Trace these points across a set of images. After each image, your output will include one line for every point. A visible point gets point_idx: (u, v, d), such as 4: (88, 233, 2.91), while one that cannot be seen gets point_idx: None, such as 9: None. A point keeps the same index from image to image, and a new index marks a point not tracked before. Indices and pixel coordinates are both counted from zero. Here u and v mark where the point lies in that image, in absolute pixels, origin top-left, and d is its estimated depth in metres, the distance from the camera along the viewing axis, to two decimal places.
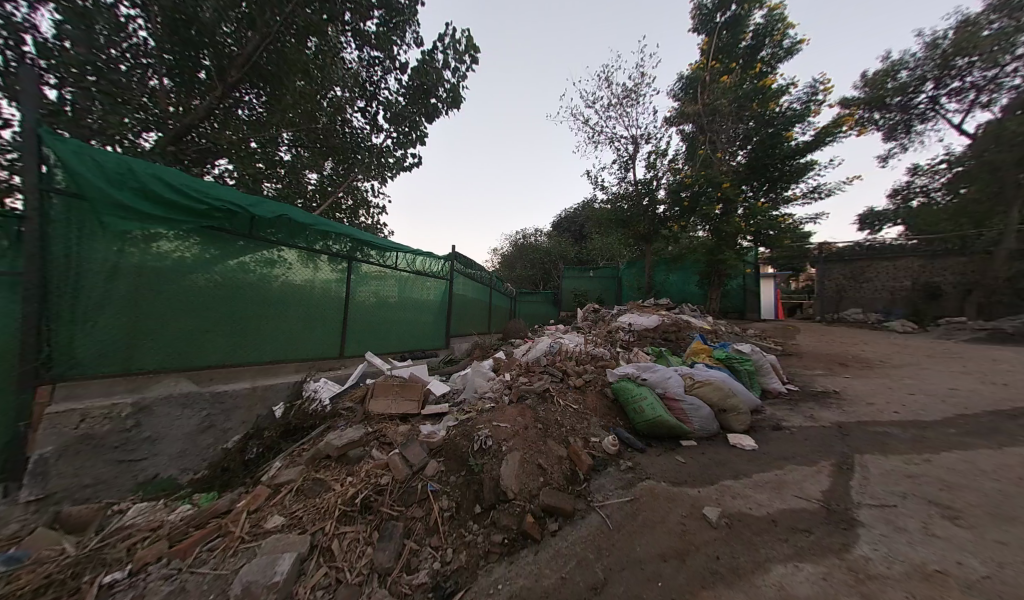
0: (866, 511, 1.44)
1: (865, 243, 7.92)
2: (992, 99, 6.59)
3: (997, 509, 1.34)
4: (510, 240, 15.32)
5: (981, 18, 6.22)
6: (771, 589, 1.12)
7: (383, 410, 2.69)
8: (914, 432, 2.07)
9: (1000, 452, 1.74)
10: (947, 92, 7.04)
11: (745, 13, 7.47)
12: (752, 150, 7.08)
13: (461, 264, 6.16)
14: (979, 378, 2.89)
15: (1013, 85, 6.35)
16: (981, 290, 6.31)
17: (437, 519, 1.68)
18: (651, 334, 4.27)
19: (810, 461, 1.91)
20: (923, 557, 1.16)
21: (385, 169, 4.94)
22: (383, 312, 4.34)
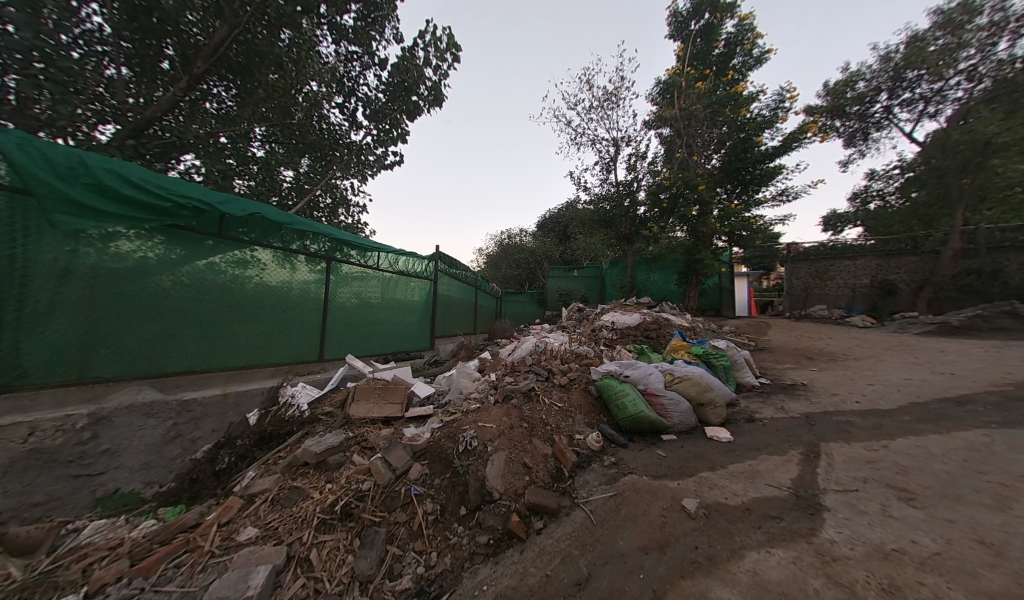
0: (831, 496, 1.53)
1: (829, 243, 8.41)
2: (939, 110, 7.13)
3: (944, 489, 1.46)
4: (495, 240, 15.33)
5: (928, 35, 6.73)
6: (745, 575, 1.17)
7: (365, 413, 2.62)
8: (873, 420, 2.22)
9: (948, 436, 1.89)
10: (899, 102, 7.57)
11: (717, 22, 7.77)
12: (726, 153, 7.37)
13: (446, 264, 6.09)
14: (930, 368, 3.13)
15: (955, 97, 6.90)
16: (931, 287, 6.83)
17: (421, 523, 1.65)
18: (633, 331, 4.38)
19: (781, 450, 2.02)
20: (881, 538, 1.25)
21: (365, 167, 4.83)
22: (365, 313, 4.23)
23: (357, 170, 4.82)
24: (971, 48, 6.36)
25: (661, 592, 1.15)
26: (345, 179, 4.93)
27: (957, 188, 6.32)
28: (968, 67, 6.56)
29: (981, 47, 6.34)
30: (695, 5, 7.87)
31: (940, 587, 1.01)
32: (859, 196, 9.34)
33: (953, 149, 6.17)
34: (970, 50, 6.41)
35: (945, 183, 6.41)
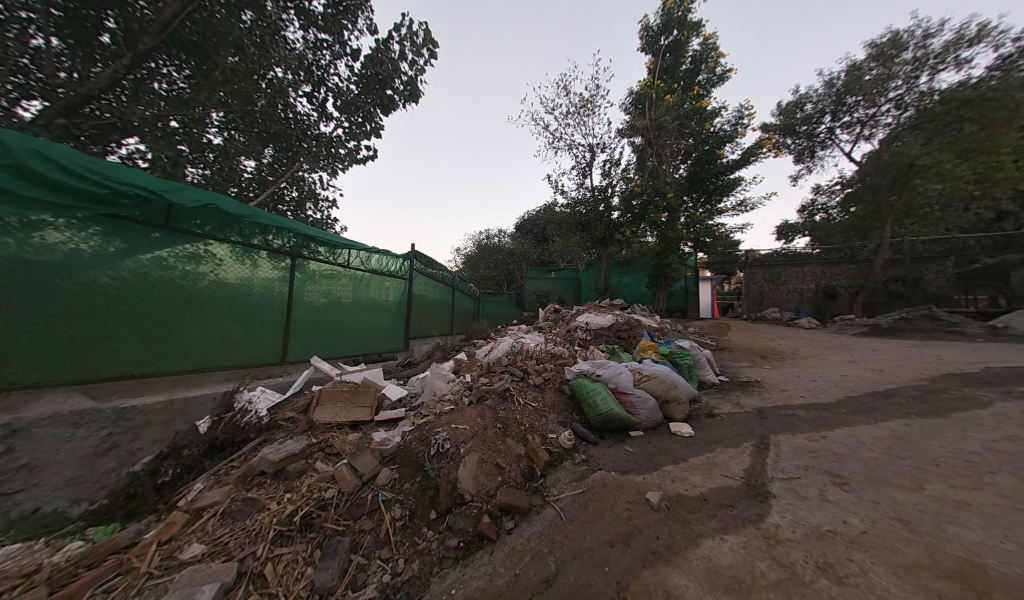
0: (777, 484, 1.66)
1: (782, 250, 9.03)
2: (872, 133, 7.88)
3: (871, 473, 1.64)
4: (473, 240, 15.25)
5: (865, 65, 7.50)
6: (701, 561, 1.24)
7: (331, 418, 2.51)
8: (815, 413, 2.45)
9: (875, 426, 2.12)
10: (840, 125, 8.34)
11: (684, 39, 8.21)
12: (692, 164, 7.79)
13: (422, 264, 5.96)
14: (863, 365, 3.50)
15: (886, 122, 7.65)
16: (865, 292, 7.63)
17: (388, 530, 1.60)
18: (606, 332, 4.51)
19: (736, 443, 2.16)
20: (818, 520, 1.38)
21: (337, 161, 4.63)
22: (334, 313, 4.05)
23: (327, 163, 4.61)
24: (899, 80, 7.17)
25: (624, 583, 1.20)
26: (313, 172, 4.69)
27: (886, 205, 7.12)
28: (897, 96, 7.38)
29: (906, 79, 7.17)
30: (665, 21, 8.27)
31: (864, 562, 1.13)
32: (806, 207, 10.22)
33: (883, 170, 6.92)
34: (897, 82, 7.23)
35: (877, 200, 7.19)
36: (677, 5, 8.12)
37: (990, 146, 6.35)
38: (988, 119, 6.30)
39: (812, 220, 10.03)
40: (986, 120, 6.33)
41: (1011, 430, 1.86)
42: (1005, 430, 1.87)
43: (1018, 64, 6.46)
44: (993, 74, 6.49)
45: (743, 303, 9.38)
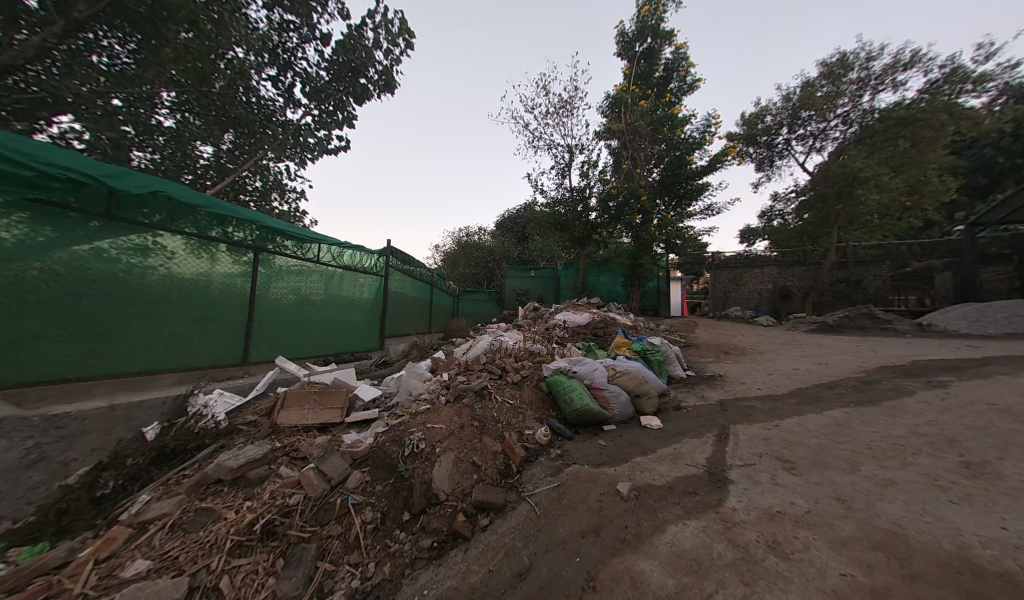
0: (735, 470, 1.78)
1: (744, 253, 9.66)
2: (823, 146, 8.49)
3: (816, 458, 1.79)
4: (453, 238, 15.05)
5: (818, 82, 8.11)
6: (665, 546, 1.31)
7: (298, 421, 2.40)
8: (769, 403, 2.65)
9: (820, 414, 2.33)
10: (796, 137, 8.95)
11: (657, 47, 8.50)
12: (664, 169, 8.11)
13: (398, 260, 5.80)
14: (812, 359, 3.82)
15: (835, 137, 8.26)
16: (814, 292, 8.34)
17: (358, 534, 1.56)
18: (583, 330, 4.61)
19: (700, 433, 2.30)
20: (770, 502, 1.49)
21: (306, 150, 4.39)
22: (303, 311, 3.86)
23: (295, 153, 4.36)
24: (846, 98, 7.83)
25: (594, 571, 1.24)
26: (278, 160, 4.42)
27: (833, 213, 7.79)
28: (844, 113, 8.02)
29: (852, 98, 7.84)
30: (640, 28, 8.52)
31: (807, 538, 1.24)
32: (766, 213, 10.78)
33: (831, 180, 7.57)
34: (844, 100, 7.91)
35: (825, 208, 7.86)
36: (650, 13, 8.40)
37: (920, 162, 7.11)
38: (917, 138, 7.05)
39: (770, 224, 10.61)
40: (915, 138, 7.08)
41: (929, 415, 2.10)
42: (925, 415, 2.11)
43: (943, 90, 7.26)
44: (922, 97, 7.24)
45: (710, 302, 9.93)
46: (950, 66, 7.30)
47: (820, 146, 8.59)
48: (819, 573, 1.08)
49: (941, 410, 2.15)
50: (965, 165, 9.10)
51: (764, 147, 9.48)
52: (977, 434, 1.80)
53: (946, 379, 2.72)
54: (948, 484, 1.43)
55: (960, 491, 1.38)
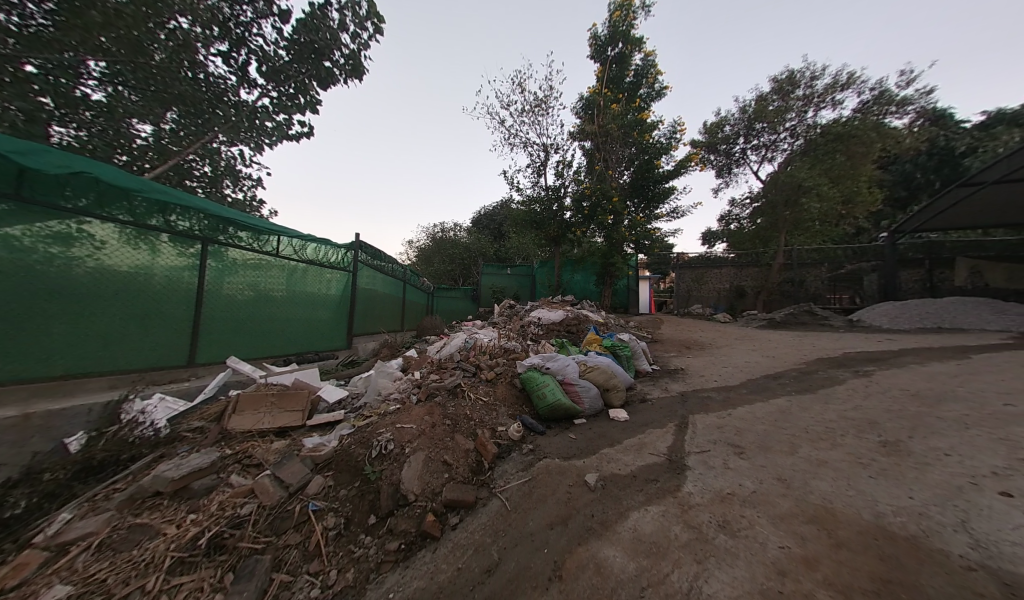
0: (693, 457, 1.90)
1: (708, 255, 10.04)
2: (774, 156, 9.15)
3: (762, 442, 1.96)
4: (427, 233, 14.70)
5: (771, 96, 8.78)
6: (627, 532, 1.38)
7: (253, 426, 2.23)
8: (724, 393, 2.87)
9: (767, 402, 2.55)
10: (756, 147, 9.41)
11: (628, 53, 8.78)
12: (634, 172, 8.41)
13: (368, 255, 5.56)
14: (761, 353, 4.18)
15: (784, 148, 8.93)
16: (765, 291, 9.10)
17: (319, 541, 1.49)
18: (557, 327, 4.69)
19: (662, 423, 2.43)
20: (722, 485, 1.61)
21: (264, 135, 4.05)
22: (262, 308, 3.61)
23: (250, 136, 3.93)
24: (793, 113, 8.56)
25: (560, 561, 1.27)
26: (231, 144, 4.06)
27: (782, 219, 8.52)
28: (791, 126, 8.72)
29: (798, 113, 8.57)
30: (611, 33, 8.76)
31: (752, 516, 1.36)
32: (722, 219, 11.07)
33: (780, 188, 8.27)
34: (791, 115, 8.64)
35: (775, 214, 8.57)
36: (621, 19, 8.64)
37: (853, 175, 7.95)
38: (852, 152, 7.86)
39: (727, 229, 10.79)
40: (850, 153, 7.91)
41: (856, 400, 2.37)
42: (852, 401, 2.38)
43: (872, 110, 8.14)
44: (856, 115, 8.07)
45: (674, 299, 10.48)
46: (878, 90, 8.20)
47: (771, 156, 9.23)
48: (762, 547, 1.19)
49: (865, 396, 2.44)
50: (889, 179, 10.32)
51: (723, 155, 10.06)
52: (892, 416, 2.06)
53: (870, 369, 3.09)
54: (869, 461, 1.63)
55: (877, 467, 1.57)
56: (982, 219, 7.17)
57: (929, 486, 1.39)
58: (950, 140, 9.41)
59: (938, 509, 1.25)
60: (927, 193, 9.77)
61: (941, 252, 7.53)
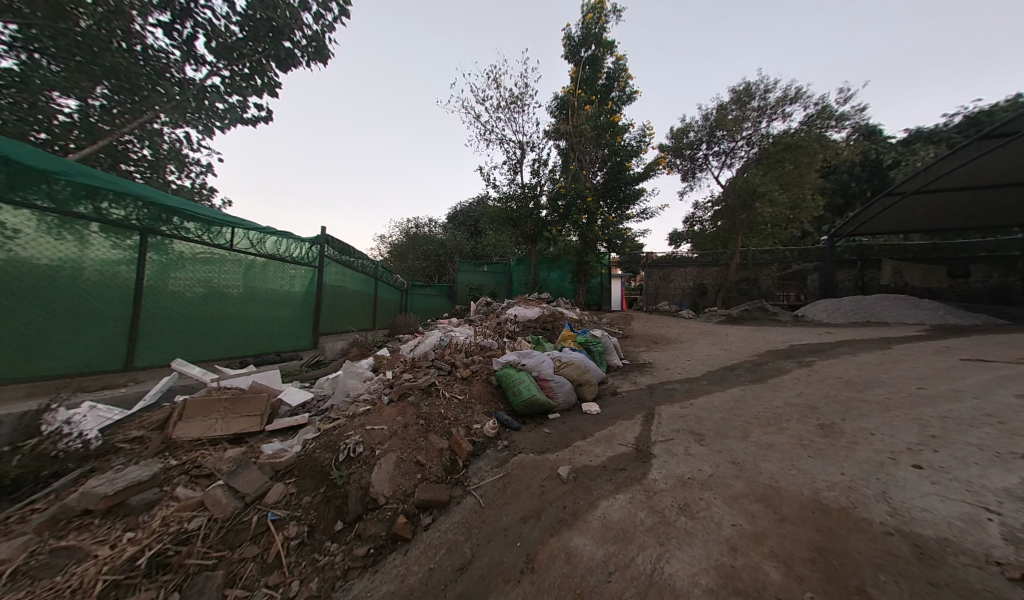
0: (658, 446, 2.01)
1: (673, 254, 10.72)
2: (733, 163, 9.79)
3: (720, 429, 2.11)
4: (401, 229, 14.23)
5: (730, 106, 9.37)
6: (596, 520, 1.43)
7: (202, 433, 2.05)
8: (687, 384, 3.05)
9: (725, 392, 2.75)
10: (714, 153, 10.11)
11: (600, 55, 8.99)
12: (607, 172, 8.64)
13: (336, 250, 5.28)
14: (720, 346, 4.49)
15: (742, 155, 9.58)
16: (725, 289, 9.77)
17: (279, 551, 1.40)
18: (533, 324, 4.75)
19: (631, 415, 2.54)
20: (683, 470, 1.71)
21: (214, 117, 3.71)
22: (215, 306, 3.33)
23: (199, 118, 3.64)
24: (749, 124, 9.22)
25: (533, 553, 1.30)
26: (175, 126, 3.68)
27: (740, 222, 9.15)
28: (748, 135, 9.37)
29: (754, 123, 9.23)
30: (584, 35, 8.92)
31: (710, 498, 1.46)
32: (686, 220, 11.12)
33: (738, 193, 8.88)
34: (747, 124, 9.29)
35: (734, 217, 9.20)
36: (594, 22, 8.81)
37: (801, 183, 8.71)
38: (799, 162, 8.61)
39: (691, 230, 11.27)
40: (797, 162, 8.66)
41: (799, 388, 2.62)
42: (796, 388, 2.63)
43: (816, 124, 8.95)
44: (802, 128, 8.82)
45: (644, 297, 10.79)
46: (820, 105, 9.01)
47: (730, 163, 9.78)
48: (717, 526, 1.28)
49: (807, 384, 2.70)
50: (830, 188, 11.43)
51: (687, 160, 10.49)
52: (829, 401, 2.30)
53: (811, 359, 3.43)
54: (809, 442, 1.81)
55: (816, 447, 1.75)
56: (902, 226, 8.17)
57: (857, 462, 1.56)
58: (879, 154, 10.59)
59: (864, 482, 1.41)
60: (860, 201, 10.95)
61: (871, 255, 8.48)
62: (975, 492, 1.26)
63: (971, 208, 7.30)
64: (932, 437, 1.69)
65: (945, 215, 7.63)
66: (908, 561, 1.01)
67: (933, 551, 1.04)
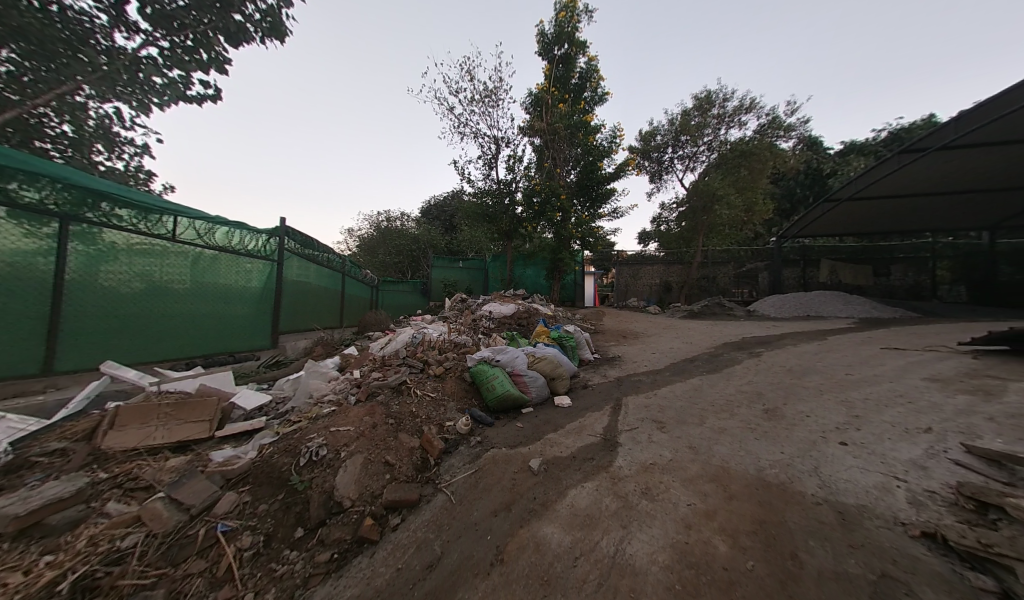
0: (624, 435, 2.10)
1: (641, 253, 11.17)
2: (696, 167, 10.36)
3: (680, 416, 2.26)
4: (371, 222, 13.62)
5: (694, 112, 9.89)
6: (565, 508, 1.47)
7: (139, 442, 1.86)
8: (652, 376, 3.22)
9: (686, 382, 2.94)
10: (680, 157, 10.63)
11: (573, 55, 9.10)
12: (579, 171, 8.80)
13: (298, 243, 4.95)
14: (683, 339, 4.78)
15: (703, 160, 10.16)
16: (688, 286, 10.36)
17: (231, 564, 1.31)
18: (508, 320, 4.77)
19: (600, 406, 2.64)
20: (646, 456, 1.81)
21: (150, 92, 3.33)
22: (157, 303, 3.03)
23: (131, 93, 3.22)
24: (710, 130, 9.80)
25: (502, 545, 1.31)
26: (103, 101, 3.27)
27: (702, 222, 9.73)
28: (709, 141, 9.94)
29: (714, 130, 9.82)
30: (557, 33, 8.99)
31: (669, 481, 1.55)
32: (654, 220, 11.60)
33: (700, 195, 9.41)
34: (708, 131, 9.86)
35: (697, 218, 9.76)
36: (566, 20, 8.88)
37: (755, 188, 9.41)
38: (753, 168, 9.29)
39: (658, 230, 11.78)
40: (751, 169, 9.33)
41: (749, 376, 2.86)
42: (747, 377, 2.86)
43: (767, 133, 9.69)
44: (756, 136, 9.50)
45: (615, 293, 11.17)
46: (771, 116, 9.76)
47: (693, 166, 10.31)
48: (675, 506, 1.37)
49: (756, 372, 2.95)
50: (779, 193, 12.46)
51: (655, 162, 10.91)
52: (774, 387, 2.53)
53: (759, 350, 3.75)
54: (755, 425, 1.98)
55: (762, 429, 1.92)
56: (839, 229, 9.10)
57: (795, 441, 1.73)
58: (820, 164, 11.69)
59: (799, 459, 1.58)
60: (804, 206, 12.05)
61: (813, 255, 9.38)
62: (888, 464, 1.45)
63: (892, 215, 8.28)
64: (857, 416, 1.91)
65: (874, 220, 8.59)
66: (833, 526, 1.15)
67: (852, 516, 1.18)
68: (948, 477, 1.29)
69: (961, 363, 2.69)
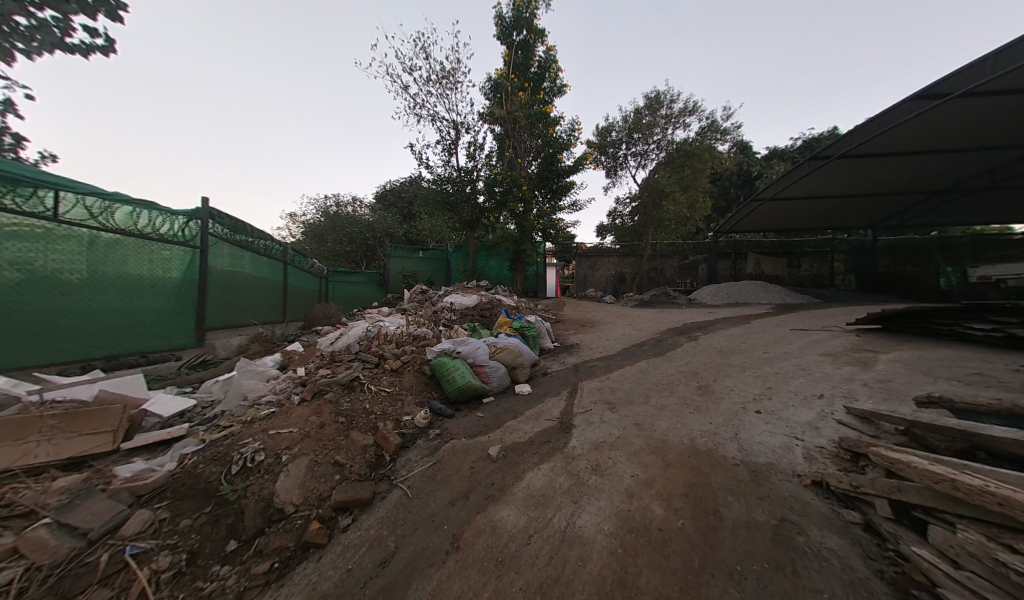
0: (578, 417, 2.21)
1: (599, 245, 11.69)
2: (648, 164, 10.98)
3: (628, 396, 2.43)
4: (317, 207, 12.46)
5: (646, 111, 10.41)
6: (521, 491, 1.52)
7: (13, 462, 1.54)
8: (606, 360, 3.43)
9: (636, 365, 3.17)
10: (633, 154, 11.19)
11: (532, 42, 9.00)
12: (540, 163, 8.83)
13: (226, 228, 4.34)
14: (633, 326, 5.15)
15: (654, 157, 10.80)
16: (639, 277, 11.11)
17: (144, 588, 1.15)
18: (470, 312, 4.73)
19: (558, 391, 2.75)
20: (597, 435, 1.93)
21: (12, 35, 2.67)
22: (39, 296, 2.53)
23: None
24: (660, 130, 10.42)
25: (458, 533, 1.32)
26: None
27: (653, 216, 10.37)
28: (658, 140, 10.56)
29: (662, 130, 10.44)
30: (516, 18, 8.82)
31: (616, 456, 1.67)
32: (610, 214, 12.15)
33: (649, 191, 10.03)
34: (657, 130, 10.46)
35: (648, 213, 10.41)
36: (524, 5, 8.73)
37: (697, 187, 10.25)
38: (695, 168, 10.09)
39: (614, 223, 12.33)
40: (695, 169, 10.13)
41: (687, 358, 3.18)
42: (687, 358, 3.16)
43: (708, 136, 10.55)
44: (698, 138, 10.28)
45: (575, 284, 11.56)
46: (711, 120, 10.64)
47: (645, 163, 10.90)
48: (620, 478, 1.48)
49: (693, 354, 3.28)
50: (717, 192, 13.74)
51: (610, 157, 11.32)
52: (707, 367, 2.83)
53: (697, 334, 4.17)
54: (691, 400, 2.21)
55: (696, 404, 2.14)
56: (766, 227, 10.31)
57: (722, 413, 1.97)
58: (750, 167, 13.08)
59: (725, 428, 1.79)
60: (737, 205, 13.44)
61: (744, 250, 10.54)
62: (791, 426, 1.70)
63: (806, 215, 9.57)
64: (770, 388, 2.22)
65: (791, 220, 9.87)
66: (748, 483, 1.32)
67: (762, 472, 1.38)
68: (833, 434, 1.56)
69: (847, 340, 3.23)
